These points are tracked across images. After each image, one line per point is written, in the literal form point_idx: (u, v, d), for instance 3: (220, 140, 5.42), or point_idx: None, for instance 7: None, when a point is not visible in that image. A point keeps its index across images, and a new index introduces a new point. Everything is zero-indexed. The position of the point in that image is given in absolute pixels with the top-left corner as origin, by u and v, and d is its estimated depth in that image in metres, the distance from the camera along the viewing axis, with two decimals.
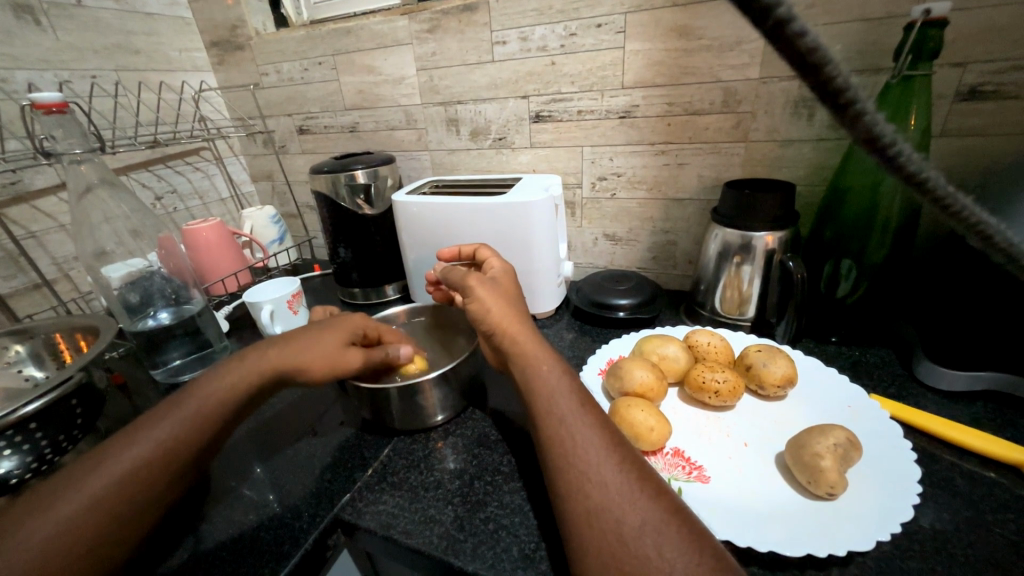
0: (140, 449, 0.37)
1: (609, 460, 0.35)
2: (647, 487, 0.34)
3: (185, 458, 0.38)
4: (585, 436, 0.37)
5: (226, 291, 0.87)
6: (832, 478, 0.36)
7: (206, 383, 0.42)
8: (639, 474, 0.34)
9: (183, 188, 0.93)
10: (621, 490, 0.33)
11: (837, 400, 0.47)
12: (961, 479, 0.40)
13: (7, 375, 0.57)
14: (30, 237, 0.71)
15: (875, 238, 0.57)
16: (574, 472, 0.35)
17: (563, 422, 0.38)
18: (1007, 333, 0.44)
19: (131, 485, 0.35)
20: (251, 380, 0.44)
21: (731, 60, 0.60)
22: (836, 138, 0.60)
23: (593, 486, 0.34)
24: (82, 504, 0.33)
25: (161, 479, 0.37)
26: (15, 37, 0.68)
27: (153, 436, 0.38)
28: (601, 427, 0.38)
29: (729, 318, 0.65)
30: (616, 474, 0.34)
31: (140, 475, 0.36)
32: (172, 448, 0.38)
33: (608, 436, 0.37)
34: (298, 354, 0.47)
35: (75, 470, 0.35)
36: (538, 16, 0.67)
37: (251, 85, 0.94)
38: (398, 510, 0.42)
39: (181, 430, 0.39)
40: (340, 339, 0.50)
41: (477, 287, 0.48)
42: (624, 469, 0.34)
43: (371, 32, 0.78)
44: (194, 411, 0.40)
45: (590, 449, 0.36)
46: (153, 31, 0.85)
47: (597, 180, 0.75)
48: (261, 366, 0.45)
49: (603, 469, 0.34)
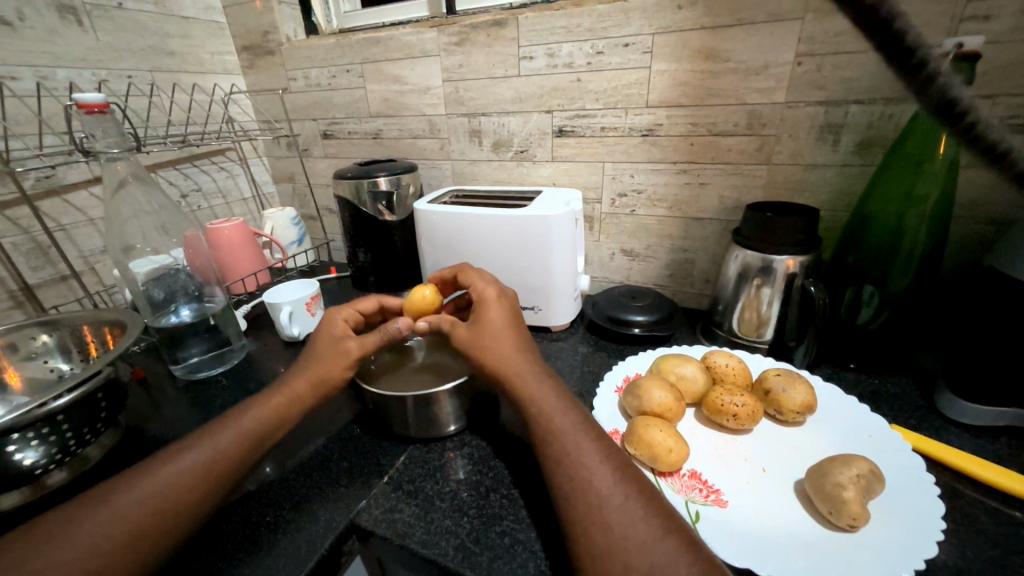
0: (157, 477, 0.39)
1: (615, 498, 0.35)
2: (656, 527, 0.33)
3: (208, 475, 0.41)
4: (593, 472, 0.37)
5: (245, 290, 0.89)
6: (854, 510, 0.36)
7: (237, 414, 0.46)
8: (646, 513, 0.34)
9: (208, 187, 0.95)
10: (628, 532, 0.33)
11: (857, 429, 0.47)
12: (984, 516, 0.40)
13: (33, 365, 0.58)
14: (61, 231, 0.73)
15: (899, 264, 0.57)
16: (579, 511, 0.35)
17: (577, 456, 0.38)
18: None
19: (148, 512, 0.37)
20: (253, 414, 0.46)
21: (757, 83, 0.60)
22: (860, 165, 0.60)
23: (598, 527, 0.34)
24: (109, 517, 0.36)
25: (185, 494, 0.39)
26: (58, 36, 0.70)
27: (185, 459, 0.41)
28: (612, 459, 0.38)
29: (746, 339, 0.65)
30: (622, 515, 0.34)
31: (155, 502, 0.38)
32: (183, 476, 0.40)
33: (616, 473, 0.37)
34: (300, 383, 0.49)
35: (105, 492, 0.38)
36: (566, 34, 0.68)
37: (280, 90, 0.96)
38: (414, 519, 0.42)
39: (190, 460, 0.41)
40: (338, 356, 0.50)
41: (479, 338, 0.47)
42: (632, 508, 0.34)
43: (400, 42, 0.80)
44: (211, 440, 0.43)
45: (597, 487, 0.36)
46: (187, 34, 0.88)
47: (617, 196, 0.75)
48: (280, 399, 0.48)
49: (609, 509, 0.34)
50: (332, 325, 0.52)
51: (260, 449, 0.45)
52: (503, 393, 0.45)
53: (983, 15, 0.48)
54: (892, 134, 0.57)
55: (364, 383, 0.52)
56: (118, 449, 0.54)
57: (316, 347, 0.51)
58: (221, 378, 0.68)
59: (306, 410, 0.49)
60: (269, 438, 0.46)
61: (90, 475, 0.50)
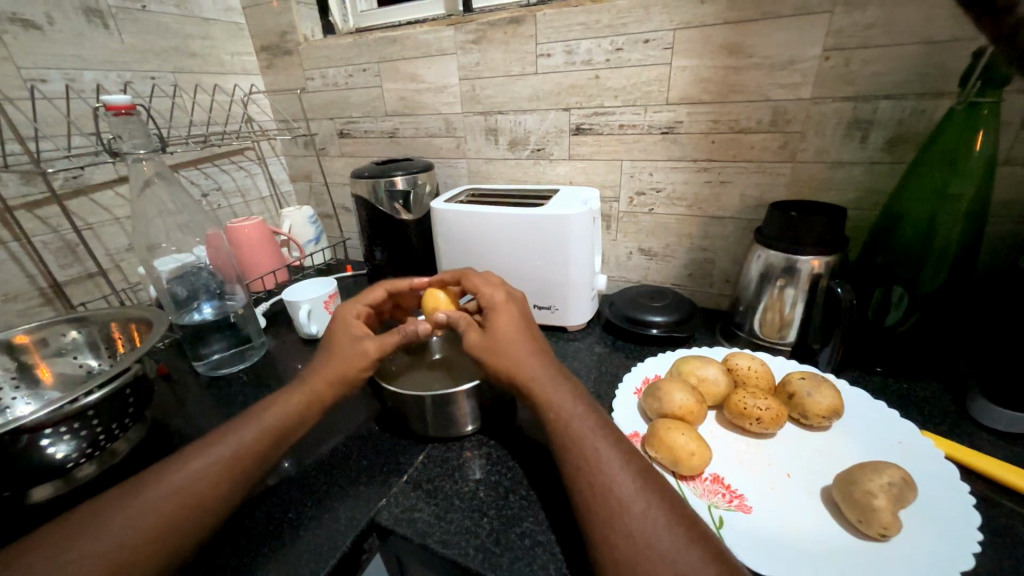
0: (183, 473, 0.40)
1: (638, 505, 0.35)
2: (680, 536, 0.33)
3: (231, 472, 0.41)
4: (615, 478, 0.37)
5: (264, 287, 0.90)
6: (885, 519, 0.35)
7: (259, 412, 0.47)
8: (670, 521, 0.34)
9: (228, 186, 0.97)
10: (651, 540, 0.33)
11: (886, 435, 0.46)
12: (1022, 527, 0.38)
13: (63, 361, 0.60)
14: (88, 229, 0.75)
15: (930, 265, 0.55)
16: (601, 517, 0.35)
17: (598, 461, 0.38)
18: None
19: (174, 507, 0.38)
20: (274, 412, 0.46)
21: (782, 79, 0.59)
22: (889, 162, 0.58)
23: (621, 535, 0.33)
24: (137, 511, 0.37)
25: (209, 490, 0.39)
26: (85, 39, 0.72)
27: (209, 456, 0.42)
28: (634, 465, 0.38)
29: (768, 341, 0.63)
30: (646, 523, 0.34)
31: (181, 497, 0.38)
32: (207, 472, 0.40)
33: (639, 479, 0.37)
34: (319, 381, 0.49)
35: (134, 486, 0.39)
36: (585, 30, 0.67)
37: (298, 90, 0.97)
38: (434, 519, 0.42)
39: (215, 456, 0.42)
40: (355, 354, 0.50)
41: (495, 339, 0.47)
42: (655, 516, 0.34)
43: (417, 41, 0.80)
44: (234, 436, 0.44)
45: (619, 494, 0.35)
46: (208, 35, 0.89)
47: (635, 195, 0.74)
48: (300, 397, 0.48)
49: (632, 517, 0.34)
50: (348, 324, 0.53)
51: (281, 447, 0.46)
52: (522, 394, 0.45)
53: None
54: (923, 130, 0.55)
55: (381, 382, 0.52)
56: (145, 444, 0.55)
57: (335, 345, 0.51)
58: (242, 375, 0.69)
59: (325, 408, 0.49)
60: (290, 436, 0.47)
61: (118, 469, 0.51)
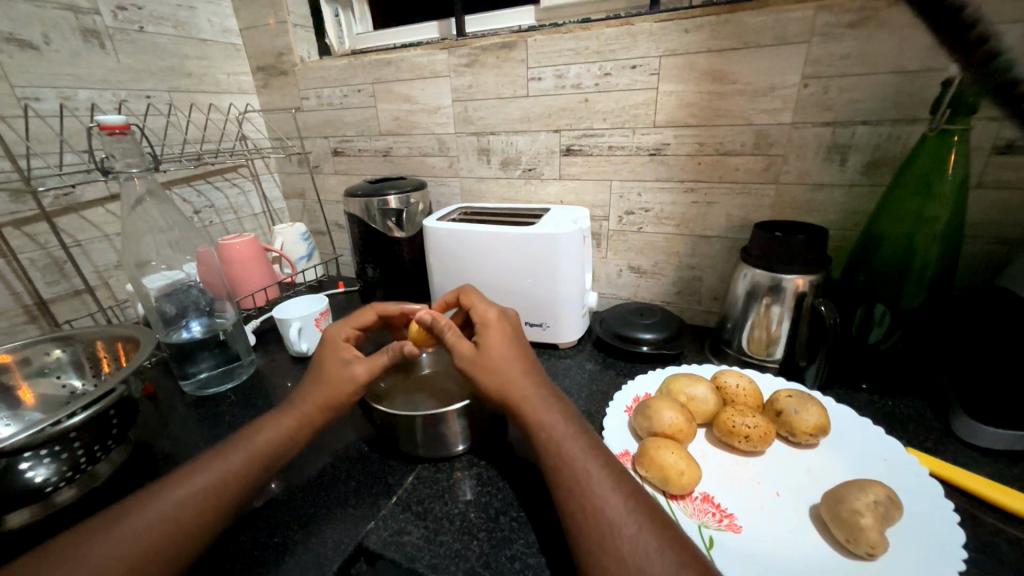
0: (170, 498, 0.39)
1: (629, 529, 0.35)
2: (672, 559, 0.33)
3: (218, 497, 0.41)
4: (606, 501, 0.36)
5: (254, 304, 0.89)
6: (872, 538, 0.35)
7: (249, 434, 0.47)
8: (662, 545, 0.34)
9: (220, 203, 0.97)
10: (643, 564, 0.33)
11: (871, 452, 0.46)
12: (1006, 544, 0.39)
13: (46, 381, 0.59)
14: (77, 246, 0.74)
15: (910, 284, 0.57)
16: (593, 541, 0.35)
17: (589, 483, 0.38)
18: None
19: (158, 533, 0.37)
20: (264, 435, 0.46)
21: (764, 104, 0.61)
22: (868, 184, 0.60)
23: (613, 559, 0.33)
24: (121, 538, 0.36)
25: (195, 515, 0.39)
26: (81, 59, 0.72)
27: (197, 480, 0.41)
28: (626, 487, 0.38)
29: (756, 358, 0.64)
30: (638, 547, 0.33)
31: (166, 525, 0.38)
32: (193, 499, 0.40)
33: (630, 501, 0.37)
34: (310, 404, 0.49)
35: (118, 512, 0.39)
36: (575, 56, 0.69)
37: (293, 109, 0.98)
38: (424, 542, 0.42)
39: (203, 480, 0.41)
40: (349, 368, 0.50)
41: (488, 357, 0.47)
42: (647, 539, 0.34)
43: (411, 63, 0.82)
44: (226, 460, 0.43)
45: (611, 517, 0.35)
46: (205, 56, 0.90)
47: (624, 214, 0.76)
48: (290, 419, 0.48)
49: (624, 540, 0.34)
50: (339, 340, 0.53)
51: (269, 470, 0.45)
52: (513, 414, 0.45)
53: None
54: (899, 154, 0.57)
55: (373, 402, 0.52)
56: (127, 466, 0.54)
57: (325, 368, 0.51)
58: (230, 394, 0.68)
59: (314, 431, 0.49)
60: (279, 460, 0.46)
61: (99, 493, 0.50)
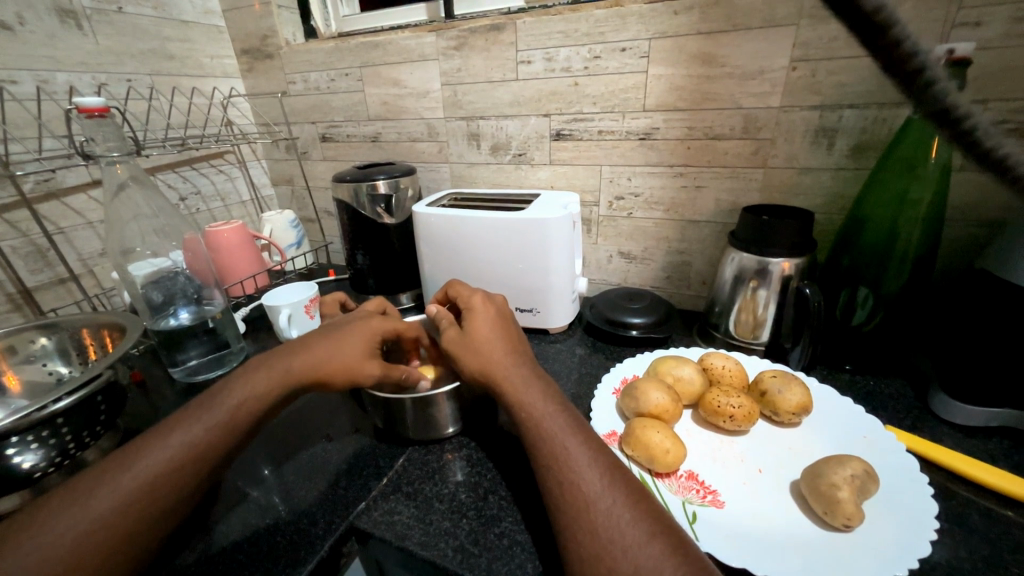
0: (140, 463, 0.38)
1: (604, 502, 0.35)
2: (643, 531, 0.34)
3: (190, 464, 0.39)
4: (582, 477, 0.37)
5: (244, 292, 0.88)
6: (849, 510, 0.36)
7: (222, 392, 0.43)
8: (635, 516, 0.35)
9: (206, 190, 0.95)
10: (615, 536, 0.33)
11: (851, 430, 0.47)
12: (977, 516, 0.40)
13: (31, 368, 0.58)
14: (59, 234, 0.73)
15: (893, 267, 0.58)
16: (569, 515, 0.35)
17: (565, 460, 0.38)
18: (1008, 363, 0.45)
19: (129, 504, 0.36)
20: (238, 395, 0.43)
21: (753, 87, 0.61)
22: (855, 168, 0.61)
23: (586, 531, 0.34)
24: (91, 507, 0.35)
25: (167, 483, 0.38)
26: (57, 40, 0.70)
27: (167, 444, 0.39)
28: (603, 462, 0.39)
29: (742, 341, 0.65)
30: (610, 518, 0.34)
31: (136, 495, 0.37)
32: (164, 466, 0.38)
33: (606, 477, 0.37)
34: (295, 371, 0.46)
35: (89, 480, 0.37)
36: (564, 38, 0.68)
37: (279, 93, 0.96)
38: (413, 521, 0.42)
39: (174, 443, 0.39)
40: (356, 347, 0.49)
41: (488, 349, 0.47)
42: (621, 513, 0.35)
43: (399, 46, 0.81)
44: (199, 421, 0.41)
45: (586, 492, 0.36)
46: (186, 38, 0.88)
47: (614, 199, 0.76)
48: (269, 378, 0.45)
49: (598, 513, 0.35)
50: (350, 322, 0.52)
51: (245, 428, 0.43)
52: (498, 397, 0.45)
53: (972, 23, 0.50)
54: (885, 138, 0.58)
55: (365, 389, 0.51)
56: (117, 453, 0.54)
57: (314, 341, 0.49)
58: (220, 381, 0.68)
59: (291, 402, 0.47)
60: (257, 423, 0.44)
61: None
